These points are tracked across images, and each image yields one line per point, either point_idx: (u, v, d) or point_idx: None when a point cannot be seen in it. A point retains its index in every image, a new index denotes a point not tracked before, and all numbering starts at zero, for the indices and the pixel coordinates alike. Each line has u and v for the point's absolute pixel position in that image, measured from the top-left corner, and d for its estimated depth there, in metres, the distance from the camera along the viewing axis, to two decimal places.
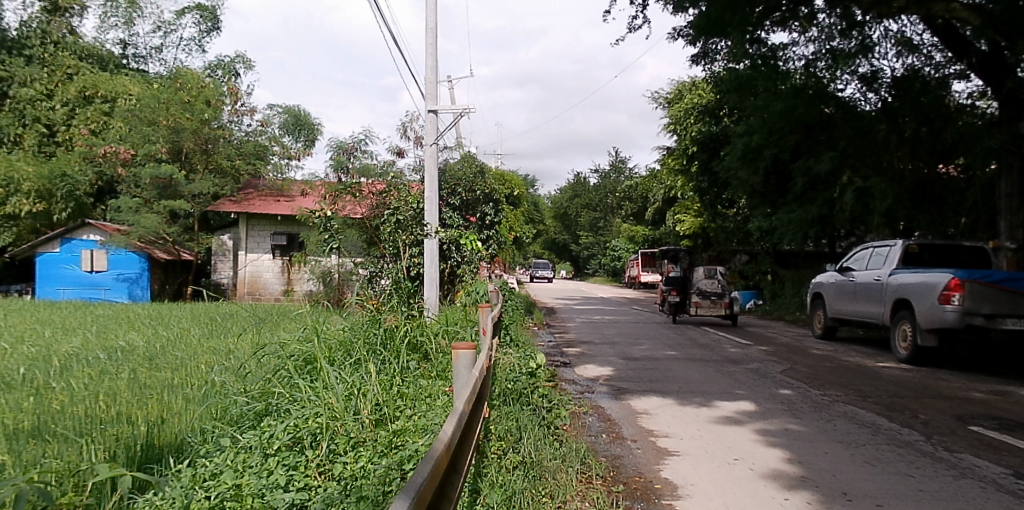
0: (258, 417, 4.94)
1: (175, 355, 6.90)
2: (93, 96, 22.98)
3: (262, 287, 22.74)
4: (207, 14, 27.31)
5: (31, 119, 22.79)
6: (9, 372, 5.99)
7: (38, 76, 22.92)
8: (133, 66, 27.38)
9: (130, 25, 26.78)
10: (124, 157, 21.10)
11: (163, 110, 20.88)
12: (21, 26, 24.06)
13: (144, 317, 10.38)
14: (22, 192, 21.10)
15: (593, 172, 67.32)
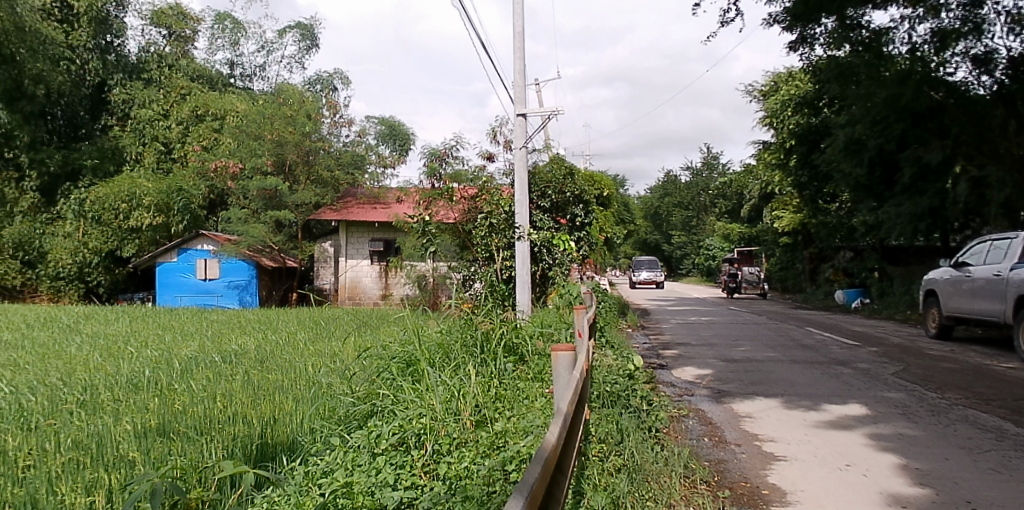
0: (365, 417, 5.14)
1: (284, 358, 7.23)
2: (204, 114, 24.31)
3: (362, 293, 23.78)
4: (307, 31, 28.51)
5: (150, 138, 24.46)
6: (137, 372, 6.44)
7: (156, 97, 24.46)
8: (239, 85, 28.90)
9: (236, 46, 28.30)
10: (233, 171, 22.67)
11: (268, 124, 21.99)
12: (141, 52, 25.84)
13: (256, 322, 10.95)
14: (144, 206, 22.44)
15: (684, 171, 66.31)
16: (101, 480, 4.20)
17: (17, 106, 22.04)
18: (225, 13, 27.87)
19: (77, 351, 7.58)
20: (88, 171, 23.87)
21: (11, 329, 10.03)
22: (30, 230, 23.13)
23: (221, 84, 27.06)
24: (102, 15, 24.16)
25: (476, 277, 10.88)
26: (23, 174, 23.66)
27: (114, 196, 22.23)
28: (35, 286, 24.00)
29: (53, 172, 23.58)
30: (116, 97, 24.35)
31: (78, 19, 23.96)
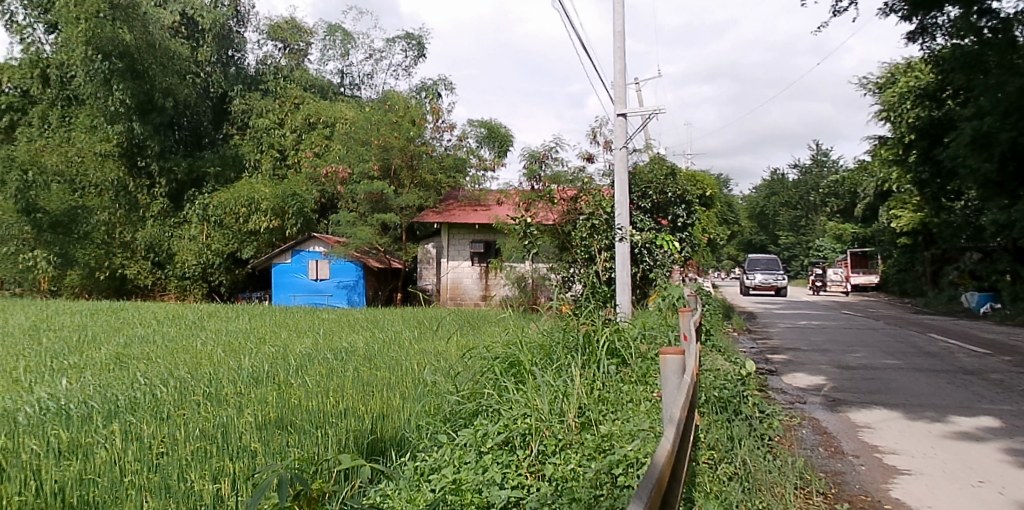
0: (471, 415, 5.26)
1: (391, 356, 7.46)
2: (316, 122, 25.37)
3: (463, 294, 24.19)
4: (414, 40, 29.20)
5: (267, 146, 25.42)
6: (256, 367, 6.82)
7: (272, 107, 25.69)
8: (348, 93, 29.91)
9: (345, 57, 29.34)
10: (342, 176, 23.35)
11: (375, 131, 22.73)
12: (259, 64, 27.33)
13: (363, 321, 11.34)
14: (262, 210, 23.60)
15: (791, 168, 63.76)
16: (227, 467, 4.51)
17: (149, 118, 23.34)
18: (335, 26, 28.99)
19: (202, 346, 8.10)
20: (211, 178, 24.90)
21: (145, 325, 10.76)
22: (159, 231, 24.15)
23: (331, 93, 28.03)
24: (224, 31, 25.72)
25: (576, 279, 10.89)
26: (154, 180, 24.54)
27: (234, 201, 23.56)
28: (163, 285, 25.08)
29: (179, 179, 24.72)
30: (236, 107, 25.68)
31: (203, 37, 25.60)
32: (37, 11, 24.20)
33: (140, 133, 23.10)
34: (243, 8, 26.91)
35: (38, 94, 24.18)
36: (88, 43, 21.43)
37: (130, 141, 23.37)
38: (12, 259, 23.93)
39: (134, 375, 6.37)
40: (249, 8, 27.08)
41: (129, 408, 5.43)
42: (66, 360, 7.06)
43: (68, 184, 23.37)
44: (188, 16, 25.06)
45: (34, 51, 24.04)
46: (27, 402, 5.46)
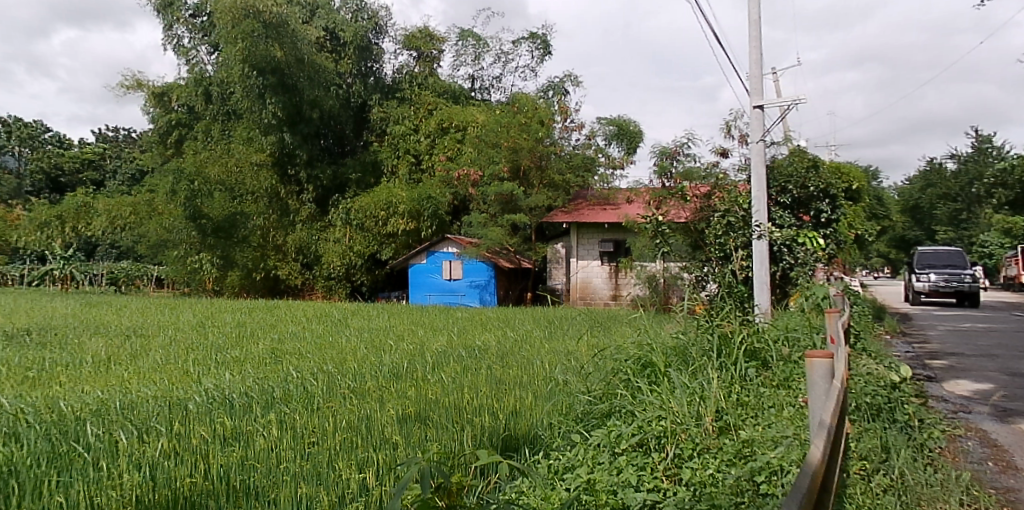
0: (604, 416, 5.27)
1: (523, 355, 7.57)
2: (449, 127, 26.02)
3: (593, 293, 24.18)
4: (540, 40, 29.00)
5: (403, 151, 26.30)
6: (395, 363, 7.14)
7: (408, 114, 26.58)
8: (478, 98, 30.05)
9: (477, 61, 29.65)
10: (473, 178, 24.06)
11: (504, 133, 23.30)
12: (395, 73, 28.28)
13: (494, 321, 11.58)
14: (399, 213, 24.35)
15: (950, 157, 58.18)
16: (372, 458, 4.77)
17: (297, 129, 25.02)
18: (467, 32, 29.37)
19: (346, 342, 8.60)
20: (352, 184, 26.23)
21: (295, 322, 11.52)
22: (307, 235, 25.55)
23: (464, 98, 28.21)
24: (363, 42, 26.83)
25: (710, 278, 10.46)
26: (303, 187, 26.22)
27: (375, 205, 24.36)
28: (312, 285, 26.45)
29: (324, 185, 26.24)
30: (375, 115, 26.81)
31: (345, 49, 26.90)
32: (200, 34, 26.43)
33: (291, 143, 24.84)
34: (381, 19, 27.61)
35: (202, 110, 26.54)
36: (244, 61, 23.23)
37: (282, 151, 25.06)
38: (180, 262, 25.97)
39: (287, 369, 6.84)
40: (386, 20, 27.79)
41: (284, 399, 5.85)
42: (230, 354, 7.72)
43: (228, 192, 24.97)
44: (331, 30, 26.70)
45: (198, 70, 26.43)
46: (197, 391, 6.00)
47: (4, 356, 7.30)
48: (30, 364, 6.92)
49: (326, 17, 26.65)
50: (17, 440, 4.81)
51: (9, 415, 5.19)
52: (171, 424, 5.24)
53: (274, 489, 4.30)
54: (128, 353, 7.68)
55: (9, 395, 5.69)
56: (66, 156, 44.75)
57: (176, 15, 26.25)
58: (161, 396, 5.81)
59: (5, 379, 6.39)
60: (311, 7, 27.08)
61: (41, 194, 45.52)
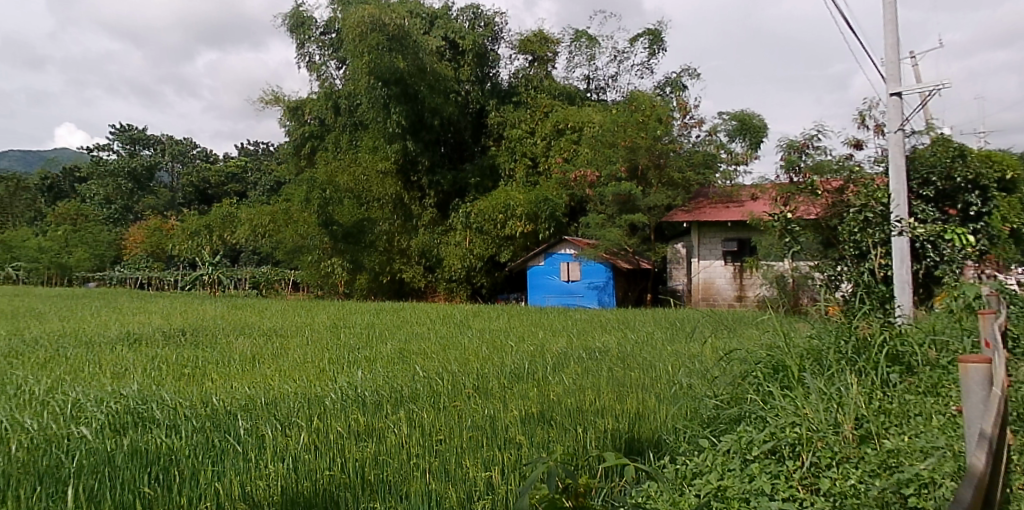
0: (733, 421, 5.12)
1: (645, 357, 7.47)
2: (565, 128, 26.08)
3: (716, 293, 23.65)
4: (656, 35, 28.40)
5: (520, 154, 26.66)
6: (517, 364, 7.23)
7: (524, 118, 26.91)
8: (594, 98, 29.88)
9: (591, 61, 29.42)
10: (591, 178, 24.09)
11: (621, 133, 22.96)
12: (512, 77, 28.69)
13: (615, 322, 11.54)
14: (517, 216, 24.60)
15: None
16: (497, 457, 4.86)
17: (419, 136, 26.09)
18: (580, 31, 29.08)
19: (468, 342, 8.79)
20: (472, 188, 26.82)
21: (425, 323, 11.95)
22: (429, 239, 25.99)
23: (579, 99, 28.29)
24: (482, 49, 27.30)
25: (844, 278, 9.34)
26: (425, 193, 26.83)
27: (493, 209, 24.77)
28: (434, 287, 26.87)
29: (446, 190, 26.99)
30: (492, 120, 27.33)
31: (463, 57, 27.42)
32: (329, 51, 27.96)
33: (413, 150, 25.75)
34: (497, 25, 28.00)
35: (332, 122, 27.76)
36: (370, 73, 24.35)
37: (405, 158, 25.98)
38: (314, 266, 27.04)
39: (414, 368, 7.10)
40: (501, 26, 28.16)
41: (412, 397, 6.07)
42: (360, 353, 8.08)
43: (356, 200, 25.87)
44: (450, 39, 27.32)
45: (328, 84, 27.76)
46: (332, 389, 6.32)
47: (164, 354, 7.99)
48: (186, 361, 7.54)
49: (445, 26, 27.28)
50: (177, 431, 5.24)
51: (171, 408, 5.67)
52: (309, 420, 5.55)
53: (406, 485, 4.46)
54: (270, 352, 8.19)
55: (170, 390, 6.22)
56: (213, 170, 48.21)
57: (308, 34, 27.99)
58: (300, 393, 6.18)
59: (168, 374, 7.01)
60: (431, 18, 27.88)
61: (192, 205, 49.58)
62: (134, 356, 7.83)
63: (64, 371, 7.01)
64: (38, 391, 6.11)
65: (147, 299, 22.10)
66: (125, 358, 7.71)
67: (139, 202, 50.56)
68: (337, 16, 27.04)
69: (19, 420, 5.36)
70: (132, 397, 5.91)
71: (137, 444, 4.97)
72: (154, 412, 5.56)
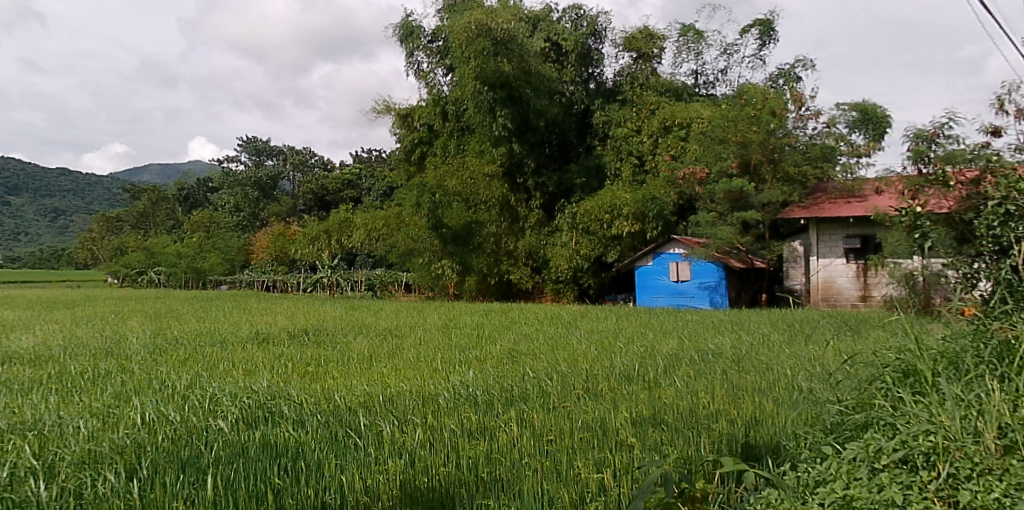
0: (859, 428, 4.87)
1: (761, 360, 7.24)
2: (672, 125, 25.27)
3: (837, 293, 22.60)
4: (767, 25, 27.27)
5: (626, 153, 26.29)
6: (627, 365, 7.17)
7: (630, 116, 26.50)
8: (702, 93, 29.04)
9: (699, 56, 28.62)
10: (700, 176, 23.27)
11: (732, 127, 21.95)
12: (617, 76, 28.35)
13: (726, 323, 11.22)
14: (623, 216, 24.22)
15: None
16: (609, 459, 4.82)
17: (525, 138, 26.42)
18: (687, 26, 28.32)
19: (577, 344, 8.78)
20: (577, 188, 26.57)
21: (532, 324, 12.06)
22: (536, 240, 26.16)
23: (687, 94, 27.54)
24: (584, 49, 27.23)
25: (982, 275, 8.98)
26: (530, 194, 27.13)
27: (599, 208, 24.44)
28: (541, 287, 27.06)
29: (552, 191, 27.01)
30: (597, 119, 27.16)
31: (567, 58, 27.50)
32: (436, 58, 28.52)
33: (519, 152, 26.03)
34: (600, 24, 27.75)
35: (440, 128, 28.36)
36: (476, 78, 24.82)
37: (512, 160, 26.25)
38: (425, 269, 27.93)
39: (524, 369, 7.16)
40: (605, 24, 27.85)
41: (522, 397, 6.14)
42: (471, 353, 8.26)
43: (464, 203, 26.40)
44: (553, 41, 27.45)
45: (436, 91, 28.29)
46: (445, 387, 6.48)
47: (289, 353, 8.45)
48: (310, 359, 7.93)
49: (548, 29, 27.32)
50: (303, 425, 5.53)
51: (297, 404, 5.98)
52: (424, 417, 5.71)
53: (519, 483, 4.51)
54: (386, 352, 8.47)
55: (296, 387, 6.57)
56: (330, 177, 49.82)
57: (416, 43, 28.72)
58: (415, 391, 6.37)
59: (294, 371, 7.43)
60: (534, 21, 28.00)
61: (312, 211, 51.87)
62: (263, 354, 8.31)
63: (200, 366, 7.59)
64: (181, 386, 6.61)
65: (275, 301, 23.56)
66: (254, 356, 8.21)
67: (264, 209, 53.68)
68: (443, 25, 27.62)
69: (163, 413, 5.81)
70: (262, 393, 6.28)
71: (267, 437, 5.28)
72: (283, 407, 5.90)
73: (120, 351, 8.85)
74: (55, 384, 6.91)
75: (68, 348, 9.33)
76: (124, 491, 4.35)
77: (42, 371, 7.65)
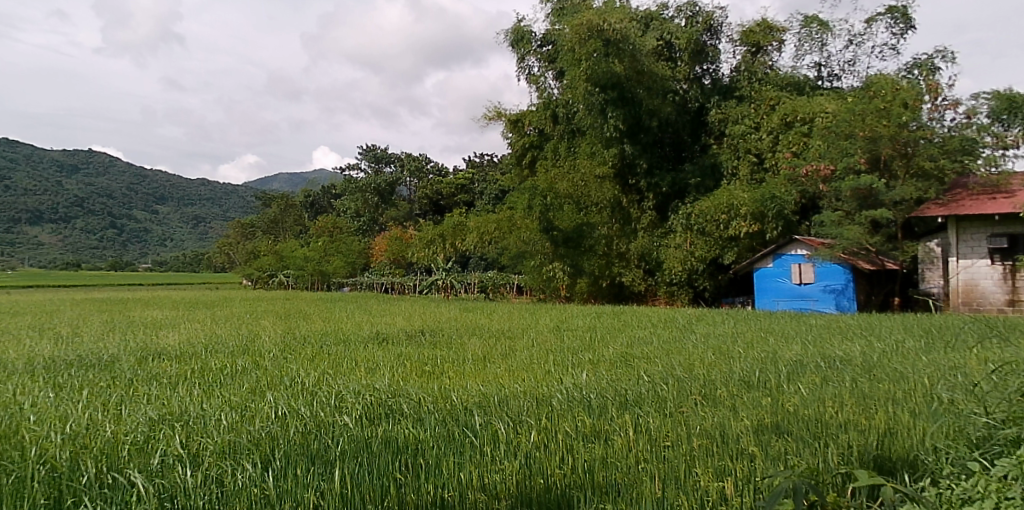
0: (1011, 443, 4.49)
1: (895, 368, 6.82)
2: (793, 120, 24.25)
3: (980, 297, 20.88)
4: (899, 13, 25.56)
5: (743, 151, 25.39)
6: (747, 371, 6.94)
7: (748, 112, 25.58)
8: (826, 86, 27.57)
9: (823, 47, 27.21)
10: (823, 174, 22.56)
11: (859, 121, 20.68)
12: (734, 72, 27.34)
13: (855, 329, 10.61)
14: (740, 215, 23.49)
15: None
16: (729, 468, 4.67)
17: (638, 138, 26.13)
18: (810, 17, 26.94)
19: (694, 348, 8.57)
20: (692, 188, 25.90)
21: (642, 327, 11.89)
22: (648, 242, 25.77)
23: (809, 88, 26.35)
24: (699, 45, 26.54)
25: None
26: (643, 195, 26.82)
27: (715, 208, 23.79)
28: (654, 289, 26.57)
29: (665, 192, 26.52)
30: (713, 117, 26.39)
31: (681, 55, 26.97)
32: (547, 62, 28.59)
33: (631, 153, 25.78)
34: (716, 19, 26.91)
35: (551, 131, 28.53)
36: (588, 79, 24.78)
37: (624, 161, 26.08)
38: (536, 271, 28.02)
39: (638, 373, 7.07)
40: (722, 19, 26.97)
41: (637, 401, 6.07)
42: (584, 355, 8.25)
43: (576, 205, 26.29)
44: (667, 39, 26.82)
45: (546, 95, 28.43)
46: (559, 389, 6.51)
47: (408, 353, 8.75)
48: (426, 360, 8.17)
49: (660, 27, 26.83)
50: (422, 423, 5.71)
51: (416, 403, 6.19)
52: (538, 419, 5.74)
53: (637, 487, 4.47)
54: (499, 353, 8.60)
55: (414, 386, 6.78)
56: (444, 182, 50.96)
57: (527, 47, 28.97)
58: (530, 392, 6.44)
59: (412, 370, 7.69)
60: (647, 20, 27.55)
61: (427, 216, 53.30)
62: (382, 354, 8.62)
63: (327, 365, 7.99)
64: (309, 382, 7.00)
65: (392, 303, 24.55)
66: (375, 356, 8.54)
67: (382, 214, 55.91)
68: (553, 28, 27.65)
69: (294, 408, 6.16)
70: (383, 392, 6.54)
71: (389, 434, 5.48)
72: (403, 405, 6.13)
73: (253, 349, 9.47)
74: (198, 379, 7.50)
75: (208, 345, 10.07)
76: (262, 479, 4.64)
77: (188, 366, 8.31)
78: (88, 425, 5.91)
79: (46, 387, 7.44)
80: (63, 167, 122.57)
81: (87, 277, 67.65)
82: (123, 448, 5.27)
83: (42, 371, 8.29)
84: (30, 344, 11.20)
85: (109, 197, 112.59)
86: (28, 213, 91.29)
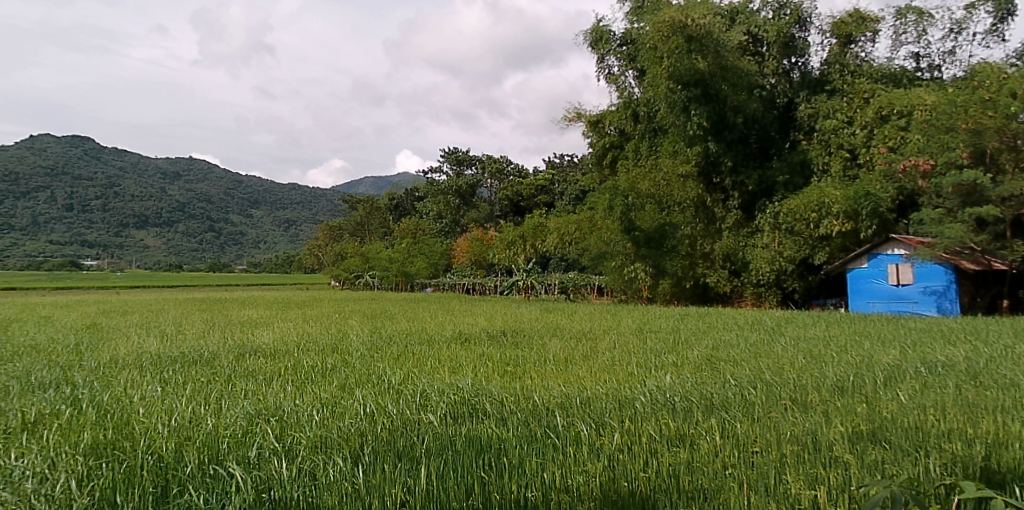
0: None
1: (1004, 375, 6.40)
2: (890, 114, 23.05)
3: None
4: None
5: (835, 146, 24.46)
6: (840, 376, 6.67)
7: (840, 106, 24.56)
8: (926, 77, 26.16)
9: (922, 37, 25.82)
10: (924, 168, 21.07)
11: (962, 113, 19.36)
12: (824, 66, 26.23)
13: (961, 332, 10.00)
14: (832, 214, 22.65)
15: None
16: (823, 476, 4.50)
17: (722, 136, 25.51)
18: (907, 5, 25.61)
19: (783, 351, 8.31)
20: (779, 187, 25.24)
21: (728, 329, 11.57)
22: (734, 242, 25.10)
23: (906, 80, 25.10)
24: (787, 38, 25.62)
25: None
26: (728, 194, 26.32)
27: (805, 206, 23.05)
28: (741, 290, 25.78)
29: (751, 190, 25.82)
30: (802, 112, 25.50)
31: (768, 49, 26.17)
32: (626, 61, 28.25)
33: (714, 151, 25.20)
34: (805, 11, 25.91)
35: (631, 130, 28.17)
36: (670, 77, 24.28)
37: (707, 159, 25.55)
38: (617, 272, 27.71)
39: (725, 376, 6.91)
40: (811, 10, 25.95)
41: (723, 406, 5.93)
42: (668, 358, 8.12)
43: (657, 205, 25.91)
44: (753, 34, 26.16)
45: (627, 94, 28.08)
46: (642, 392, 6.44)
47: (490, 353, 8.85)
48: (508, 360, 8.25)
49: (747, 21, 26.17)
50: (504, 423, 5.77)
51: (499, 403, 6.25)
52: (621, 421, 5.70)
53: (725, 493, 4.37)
54: (582, 354, 8.58)
55: (497, 386, 6.84)
56: (525, 184, 51.29)
57: (607, 47, 28.77)
58: (613, 394, 6.40)
59: (494, 370, 7.78)
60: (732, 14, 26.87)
61: (508, 217, 53.72)
62: (466, 354, 8.74)
63: (411, 365, 8.15)
64: (395, 381, 7.17)
65: (474, 303, 24.92)
66: (458, 356, 8.67)
67: (464, 216, 56.83)
68: (633, 27, 27.33)
69: (381, 406, 6.34)
70: (466, 391, 6.64)
71: (472, 433, 5.55)
72: (486, 405, 6.20)
73: (343, 348, 9.79)
74: (290, 376, 7.80)
75: (303, 344, 10.46)
76: (352, 474, 4.79)
77: (280, 363, 8.68)
78: (192, 418, 6.26)
79: (154, 382, 7.92)
80: (165, 174, 130.47)
81: (188, 278, 71.87)
82: (224, 441, 5.56)
83: (153, 366, 8.83)
84: (148, 342, 12.00)
85: (206, 202, 119.01)
86: (135, 218, 97.67)
